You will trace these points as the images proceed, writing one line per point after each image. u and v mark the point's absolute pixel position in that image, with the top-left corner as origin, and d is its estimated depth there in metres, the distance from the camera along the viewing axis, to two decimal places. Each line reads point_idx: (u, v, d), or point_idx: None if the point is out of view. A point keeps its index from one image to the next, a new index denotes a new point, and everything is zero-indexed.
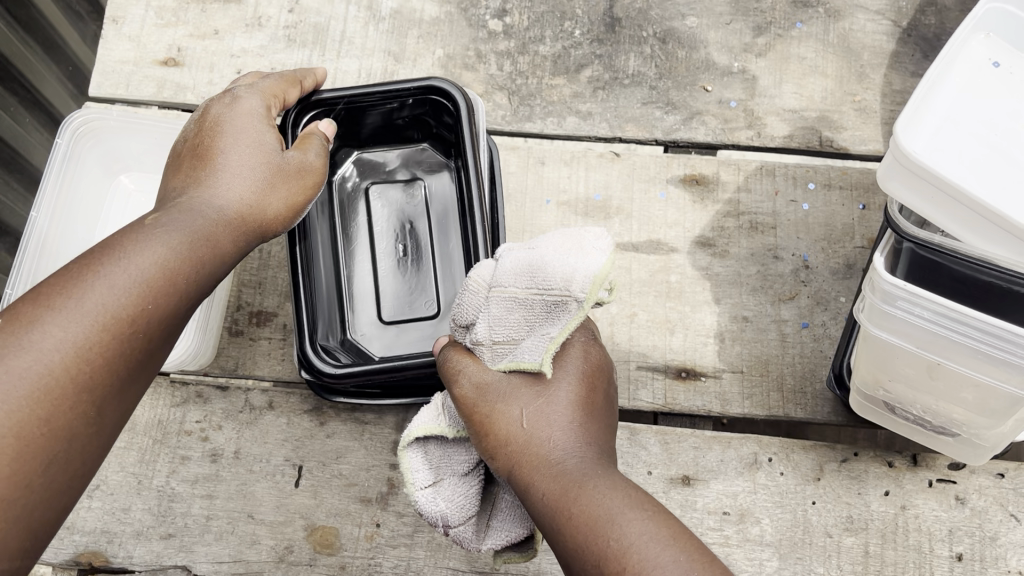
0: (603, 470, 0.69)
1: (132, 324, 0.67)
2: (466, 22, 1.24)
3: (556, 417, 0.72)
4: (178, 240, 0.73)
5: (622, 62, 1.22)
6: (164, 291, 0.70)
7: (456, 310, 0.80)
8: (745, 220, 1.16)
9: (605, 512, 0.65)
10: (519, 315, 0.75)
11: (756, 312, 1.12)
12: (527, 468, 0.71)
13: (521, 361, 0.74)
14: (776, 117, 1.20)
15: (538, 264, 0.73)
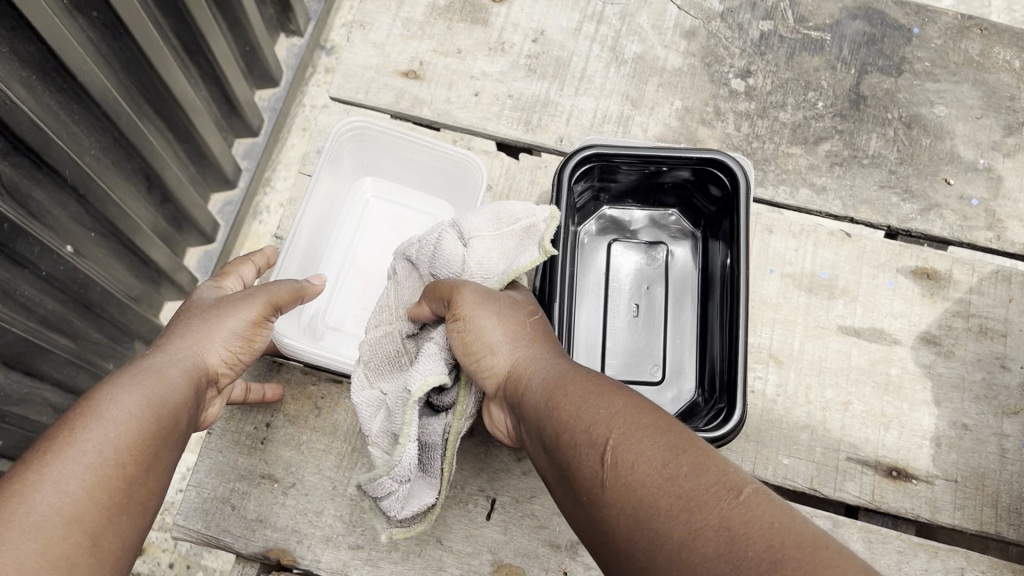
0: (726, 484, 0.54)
1: (139, 436, 0.66)
2: (708, 78, 1.22)
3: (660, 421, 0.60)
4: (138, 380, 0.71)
5: (863, 141, 1.19)
6: (167, 422, 0.69)
7: (436, 269, 0.87)
8: (975, 323, 1.12)
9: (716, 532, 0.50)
10: (498, 249, 0.87)
11: (977, 421, 1.08)
12: (623, 453, 0.58)
13: (528, 260, 0.86)
14: (1019, 222, 1.16)
15: (497, 214, 0.88)
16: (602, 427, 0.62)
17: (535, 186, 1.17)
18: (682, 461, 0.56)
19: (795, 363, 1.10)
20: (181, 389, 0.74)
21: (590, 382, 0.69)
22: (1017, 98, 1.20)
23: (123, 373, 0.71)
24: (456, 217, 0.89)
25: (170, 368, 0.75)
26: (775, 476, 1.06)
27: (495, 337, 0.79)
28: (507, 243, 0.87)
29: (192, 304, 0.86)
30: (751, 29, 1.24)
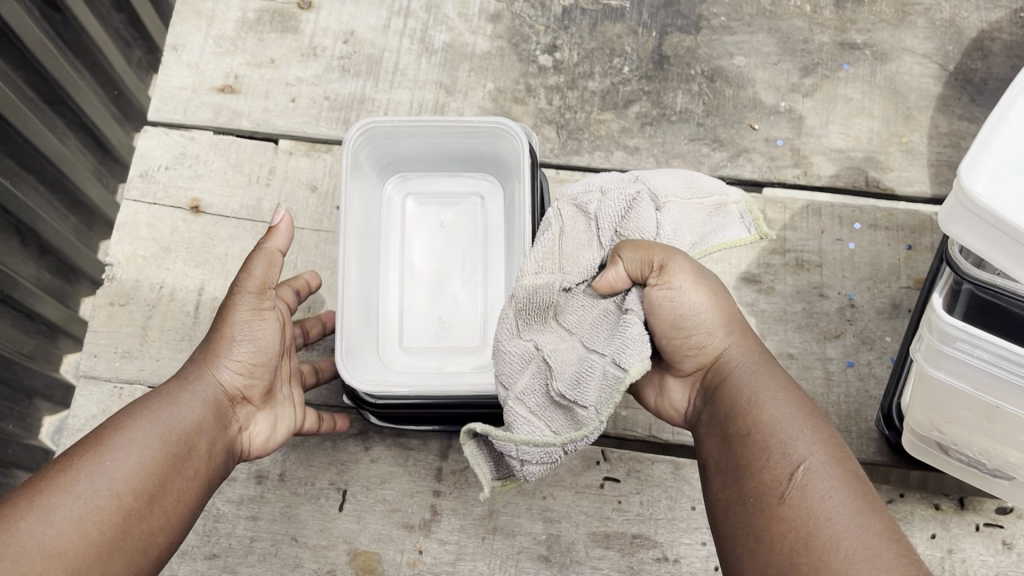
0: (859, 490, 0.68)
1: (127, 489, 0.76)
2: (517, 57, 1.26)
3: (780, 412, 0.74)
4: (154, 435, 0.80)
5: (670, 99, 1.23)
6: (145, 490, 0.77)
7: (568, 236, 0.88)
8: (791, 258, 1.16)
9: (785, 440, 0.72)
10: (678, 218, 0.92)
11: (802, 350, 1.12)
12: (752, 402, 0.76)
13: (726, 240, 0.97)
14: (823, 157, 1.20)
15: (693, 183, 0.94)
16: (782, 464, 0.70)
17: None
18: (810, 427, 0.73)
19: None
20: (173, 453, 0.81)
21: (744, 357, 0.81)
22: (810, 40, 1.26)
23: (138, 421, 0.81)
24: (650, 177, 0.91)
25: (134, 445, 0.79)
26: (615, 429, 1.10)
27: (689, 284, 0.81)
28: (695, 218, 0.94)
29: (216, 337, 0.90)
30: (554, 6, 1.28)
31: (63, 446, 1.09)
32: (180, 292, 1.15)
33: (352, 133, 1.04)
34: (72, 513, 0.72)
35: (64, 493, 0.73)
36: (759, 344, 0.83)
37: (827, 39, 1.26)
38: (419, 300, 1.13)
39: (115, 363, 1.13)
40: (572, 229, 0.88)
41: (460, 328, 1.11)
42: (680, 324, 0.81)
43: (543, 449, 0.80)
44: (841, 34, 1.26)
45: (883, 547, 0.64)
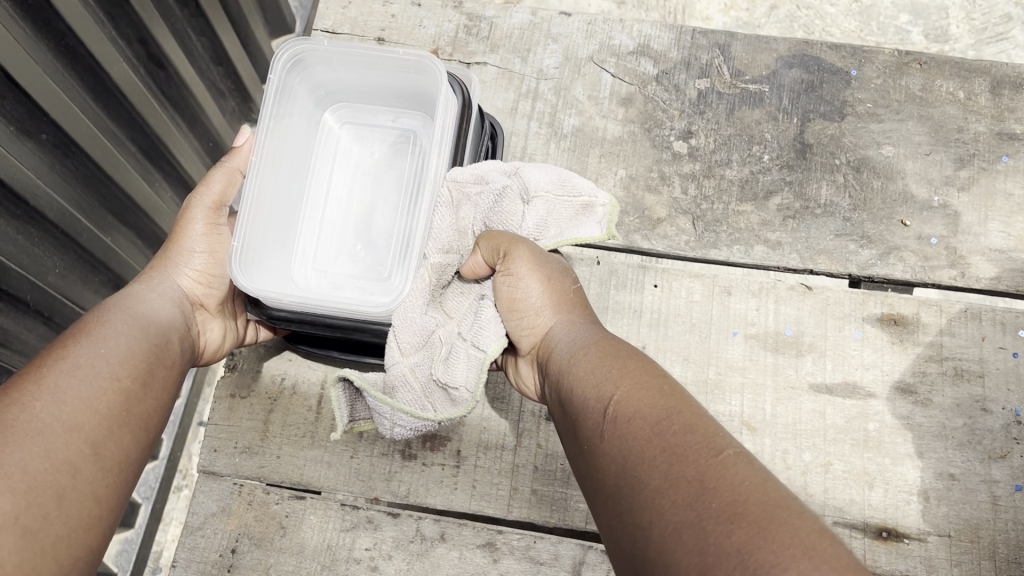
0: (674, 417, 0.67)
1: (129, 360, 0.81)
2: (650, 143, 1.21)
3: (570, 336, 0.86)
4: (132, 325, 0.85)
5: (814, 190, 1.17)
6: (139, 372, 0.82)
7: (495, 216, 1.00)
8: (950, 366, 1.08)
9: (605, 400, 0.73)
10: (552, 216, 1.00)
11: (964, 470, 1.04)
12: (586, 371, 0.79)
13: (580, 234, 1.01)
14: (982, 257, 1.12)
15: (566, 178, 1.00)
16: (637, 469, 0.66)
17: None
18: (629, 386, 0.73)
19: (769, 428, 1.07)
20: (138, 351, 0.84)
21: (568, 330, 0.87)
22: (964, 129, 1.18)
23: (113, 309, 0.86)
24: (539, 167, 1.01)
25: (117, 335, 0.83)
26: None
27: (529, 265, 0.91)
28: (563, 213, 1.01)
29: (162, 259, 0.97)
30: (688, 89, 1.23)
31: (183, 545, 1.06)
32: (303, 386, 1.12)
33: (284, 58, 0.96)
34: (59, 408, 0.74)
35: (65, 367, 0.77)
36: (586, 316, 0.91)
37: (983, 128, 1.18)
38: (331, 227, 1.08)
39: (235, 458, 1.10)
40: (478, 204, 0.99)
41: (386, 251, 1.06)
42: (513, 306, 0.91)
43: (419, 420, 0.97)
44: (998, 123, 1.18)
45: (710, 458, 0.62)
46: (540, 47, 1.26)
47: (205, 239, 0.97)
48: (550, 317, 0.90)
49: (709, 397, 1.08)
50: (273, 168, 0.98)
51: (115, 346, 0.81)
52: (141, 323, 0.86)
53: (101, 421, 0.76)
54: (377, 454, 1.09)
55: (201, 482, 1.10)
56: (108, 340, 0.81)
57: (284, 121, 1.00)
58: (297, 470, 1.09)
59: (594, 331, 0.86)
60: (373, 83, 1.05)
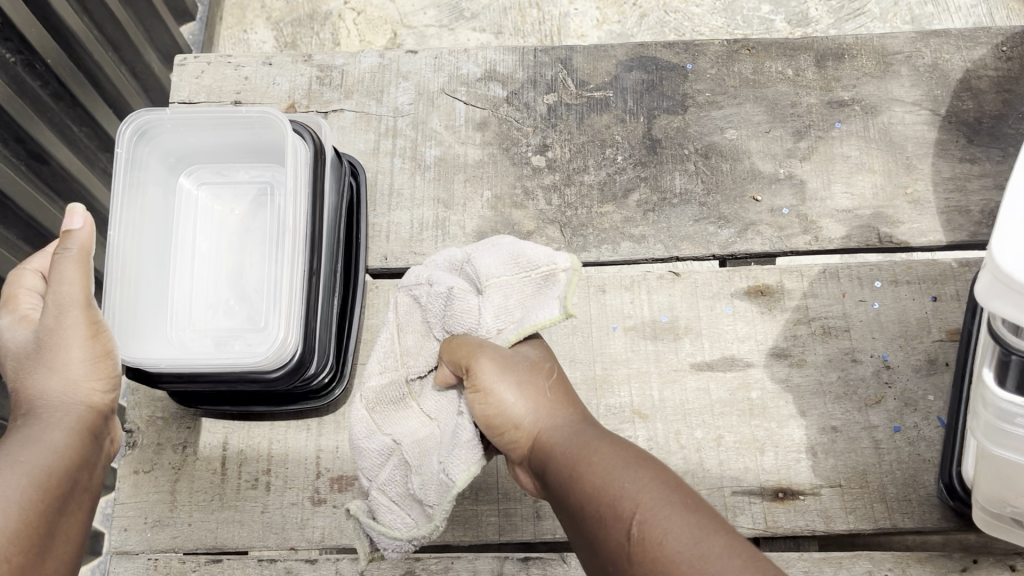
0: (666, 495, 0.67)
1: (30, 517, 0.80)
2: (510, 162, 1.25)
3: (525, 409, 0.85)
4: (25, 474, 0.82)
5: (669, 181, 1.23)
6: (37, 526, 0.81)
7: (452, 319, 0.95)
8: (818, 326, 1.14)
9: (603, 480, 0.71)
10: (513, 299, 0.93)
11: (845, 421, 1.09)
12: (597, 463, 0.73)
13: (539, 320, 0.91)
14: (831, 219, 1.19)
15: (519, 253, 0.93)
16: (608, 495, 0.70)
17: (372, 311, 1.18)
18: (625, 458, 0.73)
19: (659, 413, 1.11)
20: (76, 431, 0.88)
21: (559, 431, 0.82)
22: (797, 103, 1.26)
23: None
24: (482, 252, 0.95)
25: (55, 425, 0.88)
26: None
27: (499, 376, 0.86)
28: (525, 289, 0.93)
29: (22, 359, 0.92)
30: (538, 105, 1.28)
31: None
32: (205, 451, 1.13)
33: (123, 128, 0.99)
34: None
35: None
36: (544, 382, 0.88)
37: (814, 100, 1.26)
38: (202, 287, 1.07)
39: (147, 534, 1.10)
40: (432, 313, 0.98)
41: (258, 302, 1.05)
42: (474, 386, 0.87)
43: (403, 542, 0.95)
44: (827, 93, 1.26)
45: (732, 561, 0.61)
46: (392, 87, 1.30)
47: (82, 349, 0.90)
48: (539, 379, 0.88)
49: (600, 393, 1.12)
50: (134, 235, 1.01)
51: (11, 501, 0.80)
52: (34, 470, 0.83)
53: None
54: (286, 506, 1.10)
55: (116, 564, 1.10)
56: (0, 498, 0.79)
57: (138, 189, 1.03)
58: (210, 534, 1.09)
59: (557, 419, 0.84)
60: (223, 145, 1.08)
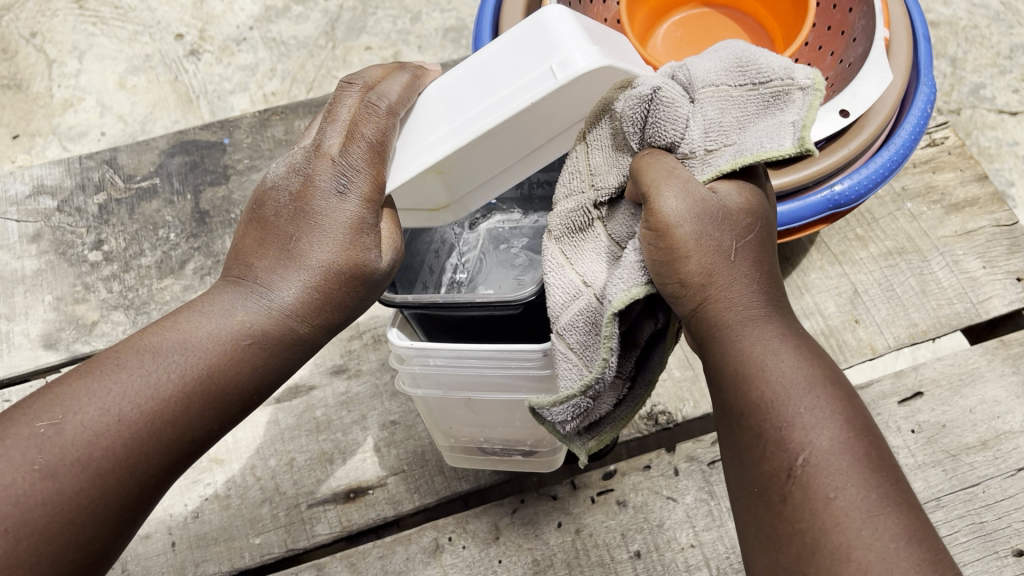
0: (866, 477, 0.59)
1: (142, 431, 0.70)
2: (67, 264, 1.31)
3: (737, 262, 0.66)
4: (170, 381, 0.71)
5: (220, 244, 1.33)
6: (128, 451, 0.69)
7: (586, 271, 0.77)
8: (369, 337, 1.26)
9: (788, 391, 0.63)
10: (599, 264, 0.77)
11: (402, 413, 1.20)
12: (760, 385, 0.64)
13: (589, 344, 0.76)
14: None
15: (749, 124, 0.69)
16: (781, 371, 0.63)
17: None
18: (814, 391, 0.63)
19: (234, 454, 1.18)
20: (199, 407, 0.72)
21: (735, 306, 0.66)
22: None
23: (183, 334, 0.74)
24: (704, 98, 0.70)
25: (214, 336, 0.74)
26: (253, 559, 1.11)
27: (705, 265, 0.65)
28: (603, 262, 0.77)
29: (301, 225, 0.76)
30: (89, 207, 1.36)
31: None
32: None
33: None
34: (45, 466, 0.67)
35: (81, 412, 0.69)
36: (734, 238, 0.67)
37: None
38: None
39: None
40: (551, 288, 0.78)
41: None
42: (656, 234, 0.66)
43: (569, 410, 0.78)
44: None
45: (886, 541, 0.56)
46: None
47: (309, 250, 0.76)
48: (745, 237, 0.67)
49: None
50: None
51: (125, 404, 0.70)
52: (179, 387, 0.71)
53: (70, 503, 0.67)
54: None
55: None
56: (135, 392, 0.70)
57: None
58: None
59: (733, 284, 0.66)
60: None
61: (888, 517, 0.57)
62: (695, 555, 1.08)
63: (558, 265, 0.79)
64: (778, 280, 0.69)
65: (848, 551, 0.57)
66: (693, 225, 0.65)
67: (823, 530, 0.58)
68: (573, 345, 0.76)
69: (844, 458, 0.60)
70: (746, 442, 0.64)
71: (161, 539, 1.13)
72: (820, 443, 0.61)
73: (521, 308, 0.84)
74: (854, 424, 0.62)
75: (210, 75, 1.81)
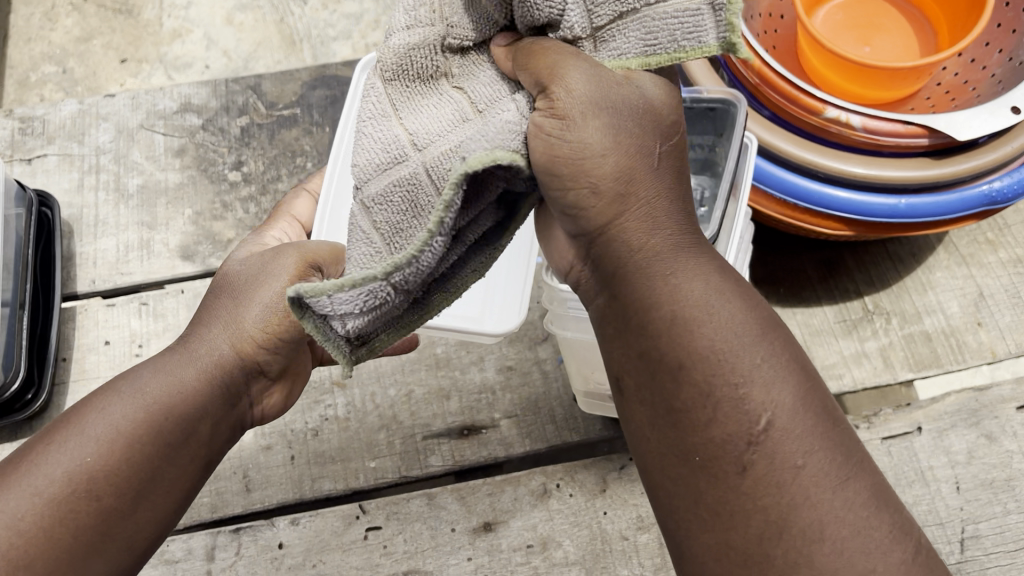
0: (830, 434, 0.57)
1: (124, 451, 0.71)
2: (208, 181, 1.36)
3: (661, 176, 0.60)
4: (134, 412, 0.73)
5: None
6: (148, 452, 0.72)
7: (432, 125, 0.64)
8: None
9: (733, 350, 0.58)
10: (412, 171, 0.63)
11: (518, 360, 1.23)
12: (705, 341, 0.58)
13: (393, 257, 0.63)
14: None
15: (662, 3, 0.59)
16: (745, 357, 0.58)
17: (83, 333, 1.26)
18: (758, 344, 0.58)
19: (355, 380, 1.22)
20: (150, 457, 0.72)
21: (674, 265, 0.60)
22: None
23: (116, 394, 0.74)
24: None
25: (186, 368, 0.78)
26: (368, 481, 1.16)
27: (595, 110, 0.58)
28: (420, 190, 0.63)
29: (309, 304, 0.80)
30: (232, 128, 1.40)
31: None
32: None
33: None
34: (47, 478, 0.69)
35: (47, 447, 0.71)
36: (658, 142, 0.60)
37: None
38: None
39: None
40: (369, 167, 0.65)
41: None
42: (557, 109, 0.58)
43: (349, 308, 0.59)
44: None
45: (848, 502, 0.56)
46: (93, 129, 1.40)
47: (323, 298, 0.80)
48: (667, 139, 0.61)
49: None
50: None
51: (121, 420, 0.73)
52: (156, 414, 0.74)
53: (90, 492, 0.69)
54: None
55: None
56: (101, 427, 0.72)
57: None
58: None
59: (665, 229, 0.60)
60: None
61: (852, 483, 0.56)
62: None
63: (382, 113, 0.67)
64: (698, 204, 0.63)
65: (821, 529, 0.55)
66: (606, 134, 0.58)
67: (796, 505, 0.55)
68: (383, 219, 0.64)
69: (746, 496, 0.56)
70: (707, 437, 0.57)
71: (281, 451, 1.18)
72: (773, 412, 0.57)
73: None
74: (770, 474, 0.56)
75: (317, 20, 1.73)
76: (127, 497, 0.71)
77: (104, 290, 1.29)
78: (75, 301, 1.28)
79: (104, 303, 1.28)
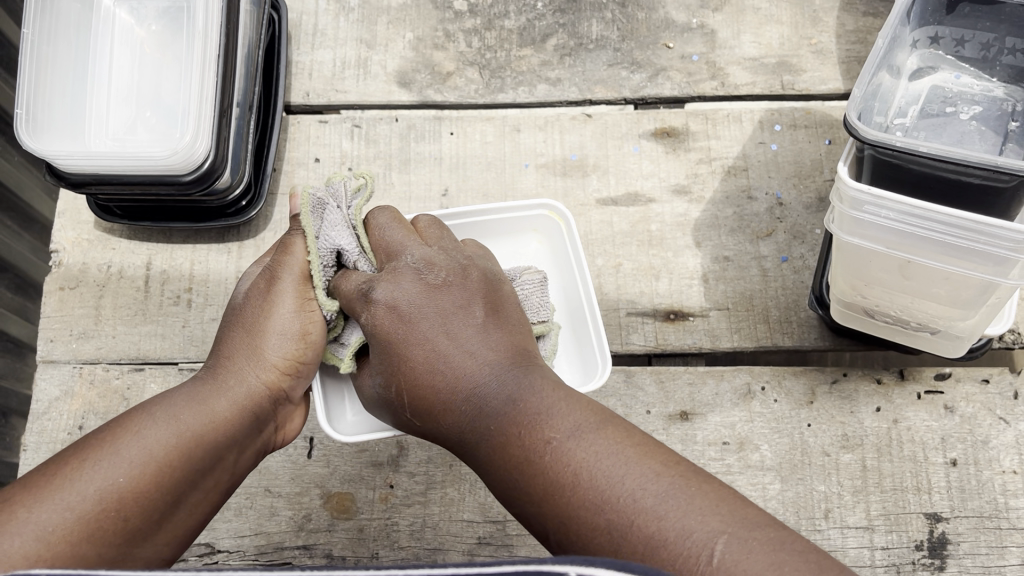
0: (656, 478, 0.63)
1: (148, 470, 0.72)
2: (432, 6, 1.28)
3: (418, 313, 0.79)
4: (164, 435, 0.75)
5: (586, 28, 1.27)
6: (158, 479, 0.72)
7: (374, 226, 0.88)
8: (719, 165, 1.20)
9: (536, 411, 0.71)
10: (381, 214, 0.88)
11: (737, 251, 1.16)
12: (445, 396, 0.77)
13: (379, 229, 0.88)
14: (738, 66, 1.25)
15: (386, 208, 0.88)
16: (562, 422, 0.69)
17: (291, 143, 1.22)
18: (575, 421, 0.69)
19: None
20: (235, 443, 0.80)
21: (461, 381, 0.76)
22: None
23: (170, 396, 0.79)
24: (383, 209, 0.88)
25: (218, 399, 0.80)
26: None
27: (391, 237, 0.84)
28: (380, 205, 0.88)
29: (393, 318, 0.79)
30: None
31: (30, 430, 1.10)
32: (129, 270, 1.17)
33: None
34: (123, 465, 0.71)
35: (117, 445, 0.72)
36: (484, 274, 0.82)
37: None
38: (120, 84, 1.08)
39: (72, 345, 1.14)
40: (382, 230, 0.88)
41: (171, 104, 1.07)
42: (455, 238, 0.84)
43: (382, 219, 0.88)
44: None
45: (715, 534, 0.59)
46: None
47: (431, 306, 0.79)
48: (453, 289, 0.80)
49: None
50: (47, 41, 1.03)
51: (138, 447, 0.73)
52: (188, 439, 0.76)
53: (162, 483, 0.72)
54: (207, 321, 1.14)
55: (44, 374, 1.13)
56: (134, 449, 0.73)
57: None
58: (133, 347, 1.13)
59: (441, 337, 0.78)
60: None
61: (706, 518, 0.60)
62: (1015, 481, 1.04)
63: None
64: (472, 316, 0.79)
65: (660, 533, 0.60)
66: (422, 323, 0.78)
67: (651, 530, 0.60)
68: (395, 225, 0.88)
69: (600, 514, 0.63)
70: (512, 489, 0.70)
71: None
72: (557, 457, 0.67)
73: (1013, 183, 0.78)
74: (573, 517, 0.64)
75: None
76: (151, 520, 0.71)
77: (318, 105, 1.25)
78: (288, 112, 1.25)
79: (317, 117, 1.24)
